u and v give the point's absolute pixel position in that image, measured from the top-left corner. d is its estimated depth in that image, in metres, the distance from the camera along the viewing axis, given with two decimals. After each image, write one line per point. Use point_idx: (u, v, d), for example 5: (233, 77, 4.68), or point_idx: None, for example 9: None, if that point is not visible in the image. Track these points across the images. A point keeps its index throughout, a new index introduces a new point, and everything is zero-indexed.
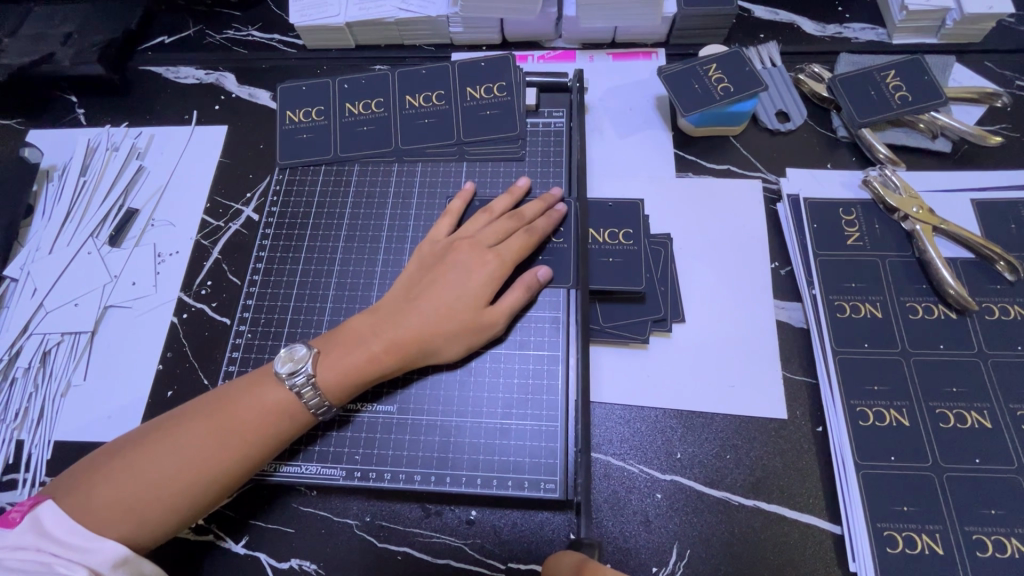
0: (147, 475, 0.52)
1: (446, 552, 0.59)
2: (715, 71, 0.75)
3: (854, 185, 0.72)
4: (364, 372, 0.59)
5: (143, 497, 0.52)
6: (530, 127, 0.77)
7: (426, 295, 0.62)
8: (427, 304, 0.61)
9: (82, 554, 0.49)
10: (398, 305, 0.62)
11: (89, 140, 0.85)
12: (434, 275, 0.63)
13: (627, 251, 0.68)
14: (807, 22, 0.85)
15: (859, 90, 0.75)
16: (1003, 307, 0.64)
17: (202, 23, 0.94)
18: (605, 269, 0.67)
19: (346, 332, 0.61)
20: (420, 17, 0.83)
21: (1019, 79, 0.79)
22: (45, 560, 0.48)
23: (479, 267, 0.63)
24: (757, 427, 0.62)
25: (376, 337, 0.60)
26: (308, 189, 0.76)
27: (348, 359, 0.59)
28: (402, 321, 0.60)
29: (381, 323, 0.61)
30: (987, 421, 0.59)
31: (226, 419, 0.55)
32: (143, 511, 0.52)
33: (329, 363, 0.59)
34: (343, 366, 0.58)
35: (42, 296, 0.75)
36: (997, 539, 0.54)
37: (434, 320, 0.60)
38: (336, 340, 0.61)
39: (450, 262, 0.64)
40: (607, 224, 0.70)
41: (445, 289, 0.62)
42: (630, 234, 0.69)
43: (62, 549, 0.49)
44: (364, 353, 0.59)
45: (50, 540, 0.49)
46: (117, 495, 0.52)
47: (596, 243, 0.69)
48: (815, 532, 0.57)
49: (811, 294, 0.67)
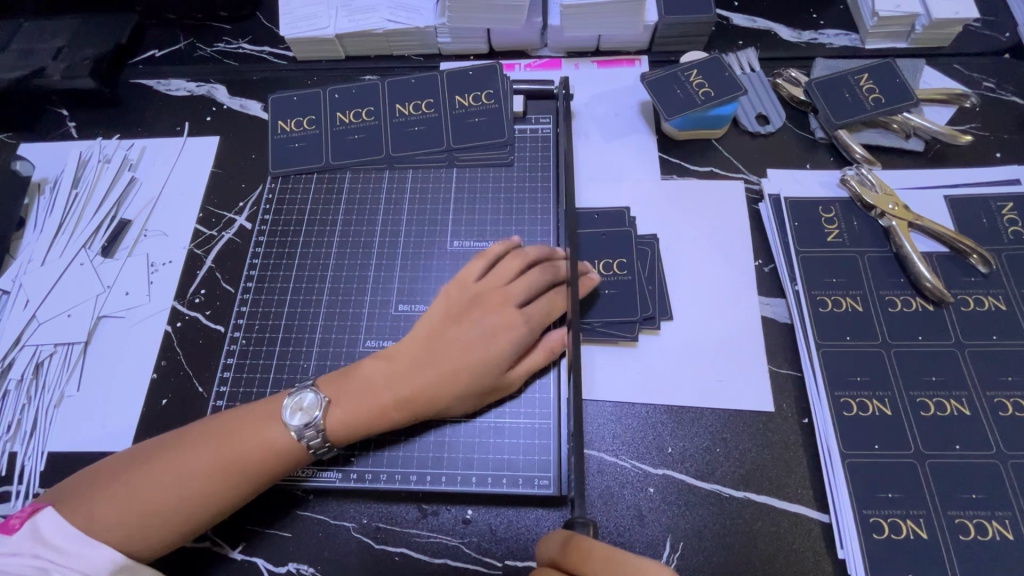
0: (150, 497, 0.53)
1: (443, 551, 0.59)
2: (696, 77, 0.78)
3: (833, 184, 0.75)
4: (374, 421, 0.59)
5: (145, 518, 0.53)
6: (518, 133, 0.79)
7: (440, 356, 0.60)
8: (444, 362, 0.60)
9: (83, 561, 0.50)
10: (415, 357, 0.61)
11: (80, 153, 0.86)
12: (458, 326, 0.62)
13: (621, 281, 0.69)
14: (783, 29, 0.88)
15: (835, 94, 0.78)
16: (978, 298, 0.66)
17: (193, 36, 0.95)
18: (603, 301, 0.68)
19: (359, 377, 0.61)
20: (409, 28, 0.85)
21: (986, 81, 0.82)
22: (41, 567, 0.49)
23: (503, 328, 0.61)
24: (745, 420, 0.63)
25: (389, 393, 0.59)
26: (301, 197, 0.77)
27: (359, 409, 0.59)
28: (416, 377, 0.60)
29: (394, 375, 0.60)
30: (966, 408, 0.61)
31: (227, 449, 0.55)
32: (145, 532, 0.52)
33: (337, 413, 0.59)
34: (353, 413, 0.59)
35: (34, 308, 0.75)
36: (979, 522, 0.56)
37: (450, 384, 0.59)
38: (346, 389, 0.60)
39: (474, 315, 0.62)
40: (601, 255, 0.71)
41: (464, 349, 0.60)
42: (624, 264, 0.70)
43: (60, 556, 0.50)
44: (376, 404, 0.59)
45: (48, 547, 0.50)
46: (120, 514, 0.52)
47: (594, 276, 0.69)
48: (804, 520, 0.59)
49: (795, 290, 0.69)
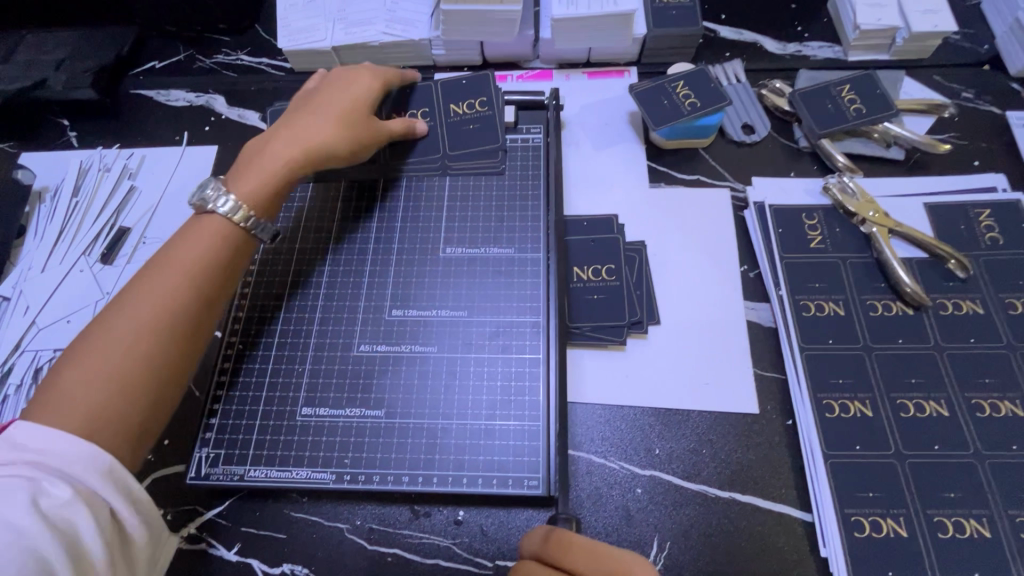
0: (99, 368, 0.52)
1: (435, 552, 0.60)
2: (683, 87, 0.80)
3: (816, 192, 0.77)
4: (278, 188, 0.67)
5: (104, 387, 0.52)
6: (510, 142, 0.80)
7: (325, 119, 0.70)
8: (330, 124, 0.70)
9: (67, 463, 0.47)
10: (294, 130, 0.69)
11: (81, 162, 0.87)
12: (328, 109, 0.71)
13: (610, 286, 0.71)
14: (769, 41, 0.91)
15: (818, 104, 0.80)
16: (956, 302, 0.68)
17: (193, 48, 0.97)
18: (590, 305, 0.70)
19: (256, 154, 0.68)
20: (404, 41, 0.87)
21: (966, 92, 0.84)
22: (28, 478, 0.45)
23: (347, 128, 0.71)
24: (731, 421, 0.65)
25: (281, 150, 0.67)
26: (297, 205, 0.78)
27: (262, 172, 0.66)
28: (302, 135, 0.69)
29: (287, 139, 0.68)
30: (945, 410, 0.62)
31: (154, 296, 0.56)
32: (111, 409, 0.51)
33: (242, 184, 0.65)
34: (262, 176, 0.66)
35: (34, 314, 0.76)
36: (957, 520, 0.58)
37: (332, 129, 0.70)
38: (243, 171, 0.66)
39: (337, 107, 0.72)
40: (591, 261, 0.72)
41: (327, 123, 0.70)
42: (613, 270, 0.72)
43: (42, 457, 0.47)
44: (270, 165, 0.67)
45: (25, 452, 0.47)
46: (79, 394, 0.51)
47: (580, 280, 0.71)
48: (788, 520, 0.60)
49: (779, 295, 0.70)
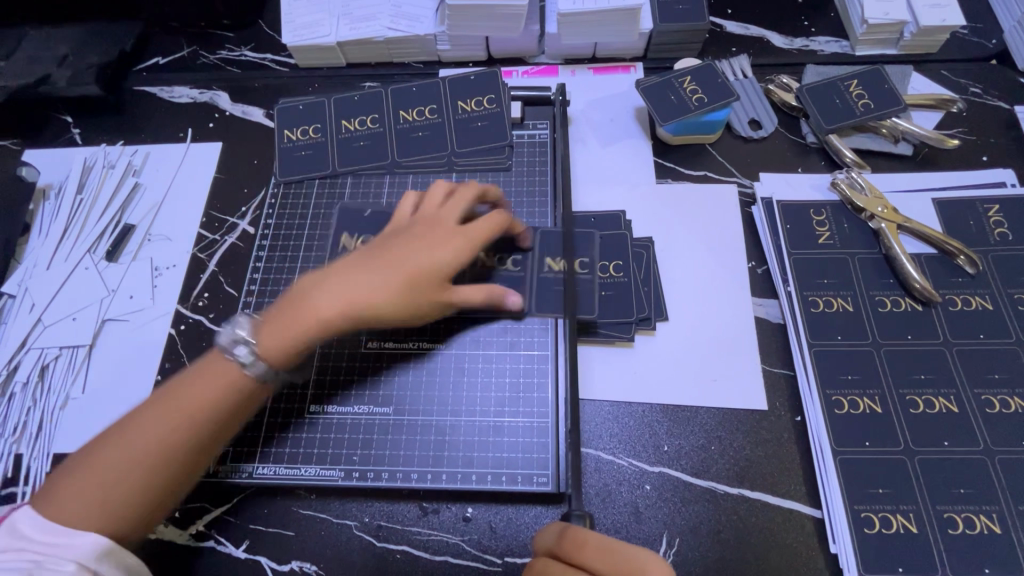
0: (106, 469, 0.51)
1: (444, 549, 0.60)
2: (690, 83, 0.79)
3: (824, 187, 0.76)
4: (311, 343, 0.58)
5: (108, 486, 0.51)
6: (516, 138, 0.80)
7: (387, 257, 0.61)
8: (364, 261, 0.61)
9: (63, 548, 0.48)
10: (348, 277, 0.60)
11: (85, 159, 0.87)
12: (386, 249, 0.62)
13: (619, 284, 0.70)
14: (775, 36, 0.90)
15: (825, 99, 0.79)
16: (965, 298, 0.68)
17: (196, 43, 0.97)
18: (599, 302, 0.69)
19: (294, 295, 0.60)
20: (409, 36, 0.86)
21: (974, 86, 0.84)
22: (31, 560, 0.47)
23: (443, 246, 0.62)
24: (739, 418, 0.65)
25: (326, 304, 0.58)
26: (303, 201, 0.78)
27: (292, 319, 0.58)
28: (354, 279, 0.59)
29: (331, 280, 0.59)
30: (954, 406, 0.62)
31: (176, 404, 0.54)
32: (119, 498, 0.51)
33: (271, 330, 0.57)
34: (282, 326, 0.58)
35: (40, 312, 0.76)
36: (967, 516, 0.57)
37: (388, 287, 0.59)
38: (277, 310, 0.59)
39: (404, 246, 0.62)
40: (599, 256, 0.71)
41: (407, 258, 0.61)
42: (621, 267, 0.71)
43: (43, 548, 0.48)
44: (308, 312, 0.58)
45: (31, 541, 0.49)
46: (83, 491, 0.51)
47: (585, 273, 0.69)
48: (797, 516, 0.60)
49: (787, 291, 0.70)
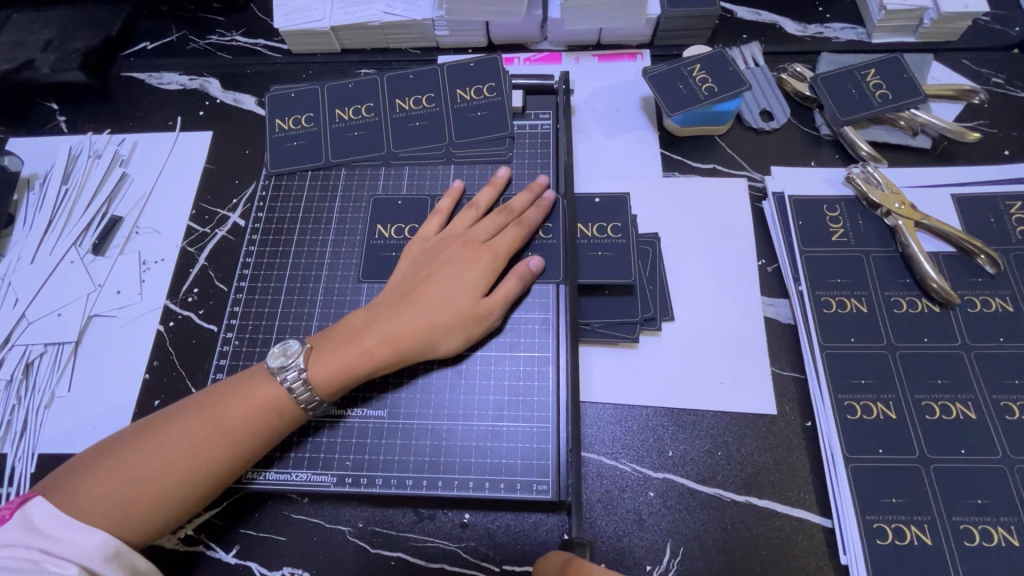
0: (137, 473, 0.52)
1: (441, 556, 0.58)
2: (699, 71, 0.76)
3: (838, 182, 0.73)
4: (358, 374, 0.59)
5: (132, 492, 0.51)
6: (517, 129, 0.77)
7: (425, 289, 0.62)
8: (405, 296, 0.62)
9: (73, 548, 0.48)
10: (391, 307, 0.62)
11: (71, 148, 0.84)
12: (426, 274, 0.64)
13: (616, 244, 0.68)
14: (788, 23, 0.86)
15: (840, 89, 0.76)
16: (985, 299, 0.65)
17: (185, 28, 0.93)
18: (595, 262, 0.67)
19: (342, 331, 0.61)
20: (406, 21, 0.83)
21: (996, 77, 0.80)
22: (32, 559, 0.47)
23: (472, 264, 0.63)
24: (747, 422, 0.62)
25: (372, 334, 0.60)
26: (295, 193, 0.75)
27: (343, 356, 0.58)
28: (397, 315, 0.61)
29: (377, 320, 0.61)
30: (972, 412, 0.60)
31: (216, 417, 0.55)
32: (140, 506, 0.51)
33: (320, 360, 0.58)
34: (337, 363, 0.58)
35: (24, 307, 0.73)
36: (984, 528, 0.55)
37: (430, 314, 0.60)
38: (326, 339, 0.60)
39: (440, 269, 0.63)
40: (595, 219, 0.70)
41: (443, 288, 0.62)
42: (618, 228, 0.69)
43: (50, 544, 0.48)
44: (358, 350, 0.59)
45: (39, 536, 0.48)
46: (106, 491, 0.51)
47: (584, 237, 0.69)
48: (806, 525, 0.58)
49: (798, 291, 0.67)
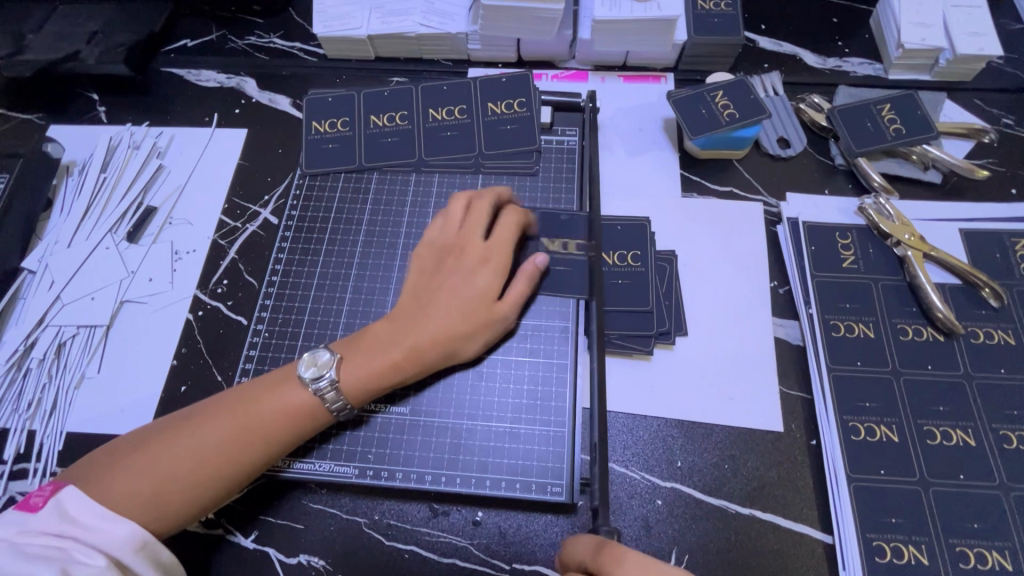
0: (170, 469, 0.54)
1: (452, 552, 0.60)
2: (721, 98, 0.79)
3: (851, 211, 0.76)
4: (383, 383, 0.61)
5: (166, 487, 0.54)
6: (544, 143, 0.80)
7: (446, 300, 0.64)
8: (427, 308, 0.64)
9: (102, 537, 0.50)
10: (414, 316, 0.64)
11: (110, 138, 0.87)
12: (447, 284, 0.65)
13: (636, 272, 0.71)
14: (809, 55, 0.89)
15: (857, 122, 0.79)
16: (988, 331, 0.67)
17: (225, 28, 0.96)
18: (615, 291, 0.70)
19: (365, 340, 0.63)
20: (441, 34, 0.86)
21: (1006, 118, 0.83)
22: (60, 548, 0.48)
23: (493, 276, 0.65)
24: (754, 438, 0.65)
25: (397, 345, 0.62)
26: (328, 193, 0.78)
27: (370, 365, 0.61)
28: (420, 325, 0.63)
29: (400, 329, 0.63)
30: (971, 439, 0.62)
31: (248, 419, 0.57)
32: (173, 501, 0.54)
33: (349, 369, 0.61)
34: (362, 373, 0.60)
35: (59, 289, 0.76)
36: (979, 551, 0.57)
37: (452, 327, 0.63)
38: (354, 346, 0.63)
39: (463, 280, 0.65)
40: (617, 247, 0.72)
41: (464, 299, 0.64)
42: (639, 256, 0.72)
43: (84, 534, 0.50)
44: (384, 358, 0.61)
45: (73, 525, 0.50)
46: (141, 485, 0.53)
47: (606, 265, 0.71)
48: (808, 540, 0.60)
49: (809, 313, 0.70)
